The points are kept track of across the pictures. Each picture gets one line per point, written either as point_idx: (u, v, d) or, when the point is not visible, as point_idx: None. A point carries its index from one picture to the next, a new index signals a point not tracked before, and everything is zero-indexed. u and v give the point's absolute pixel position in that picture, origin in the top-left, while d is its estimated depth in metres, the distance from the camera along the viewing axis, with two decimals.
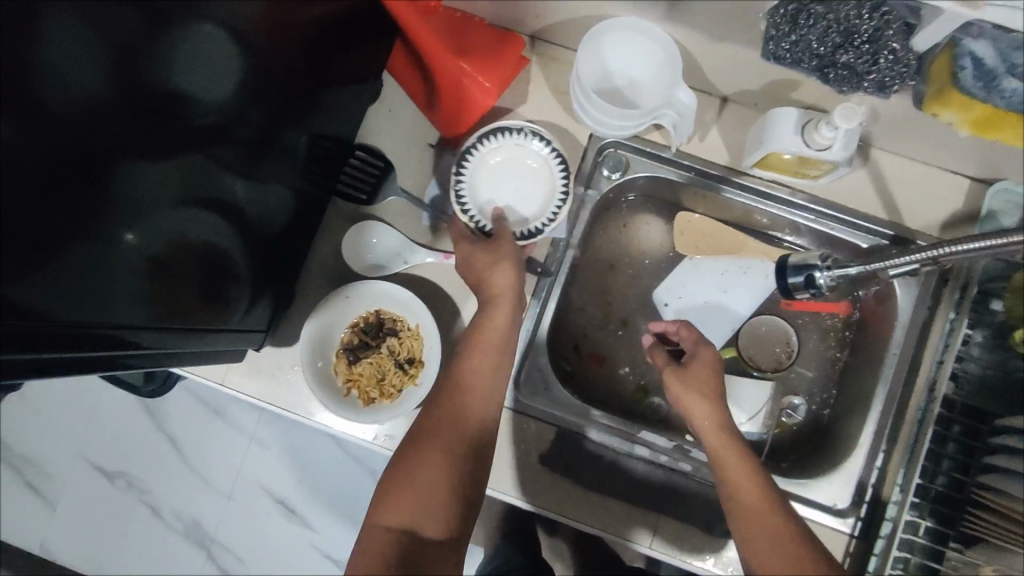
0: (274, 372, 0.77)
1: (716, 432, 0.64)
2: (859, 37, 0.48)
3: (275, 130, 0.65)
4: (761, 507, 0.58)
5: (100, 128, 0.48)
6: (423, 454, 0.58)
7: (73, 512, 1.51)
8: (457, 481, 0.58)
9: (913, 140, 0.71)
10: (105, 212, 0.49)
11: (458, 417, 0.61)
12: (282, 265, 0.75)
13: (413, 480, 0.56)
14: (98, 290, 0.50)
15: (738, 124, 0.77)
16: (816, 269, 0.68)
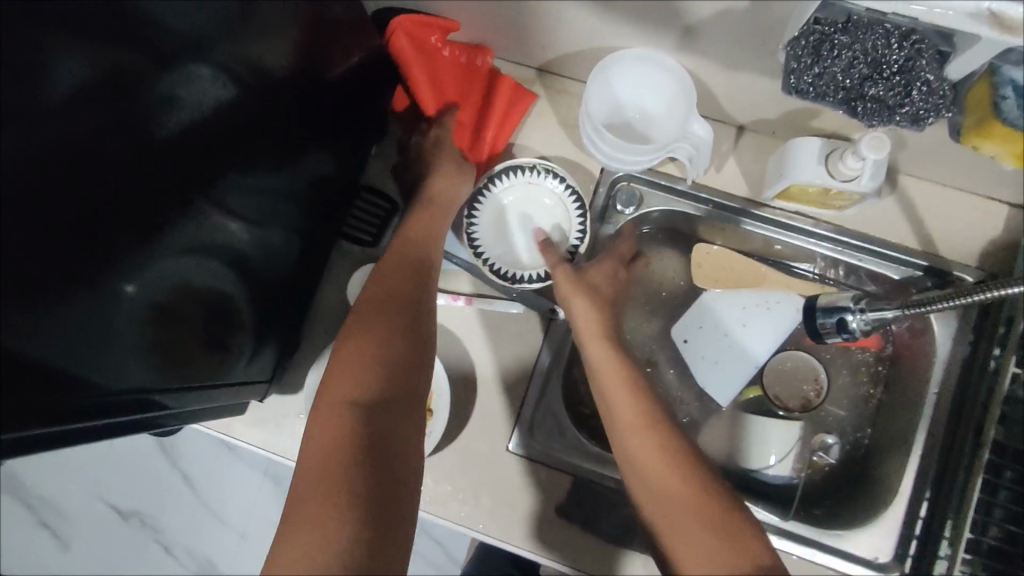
0: (280, 420, 0.74)
1: (607, 353, 0.65)
2: (889, 68, 0.44)
3: (275, 174, 0.64)
4: (651, 421, 0.61)
5: (109, 170, 0.45)
6: (354, 344, 0.58)
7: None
8: (400, 344, 0.59)
9: (945, 166, 0.67)
10: (107, 265, 0.47)
11: (378, 298, 0.62)
12: (286, 310, 0.73)
13: (348, 359, 0.56)
14: (98, 350, 0.48)
15: (756, 153, 0.73)
16: (850, 311, 0.63)
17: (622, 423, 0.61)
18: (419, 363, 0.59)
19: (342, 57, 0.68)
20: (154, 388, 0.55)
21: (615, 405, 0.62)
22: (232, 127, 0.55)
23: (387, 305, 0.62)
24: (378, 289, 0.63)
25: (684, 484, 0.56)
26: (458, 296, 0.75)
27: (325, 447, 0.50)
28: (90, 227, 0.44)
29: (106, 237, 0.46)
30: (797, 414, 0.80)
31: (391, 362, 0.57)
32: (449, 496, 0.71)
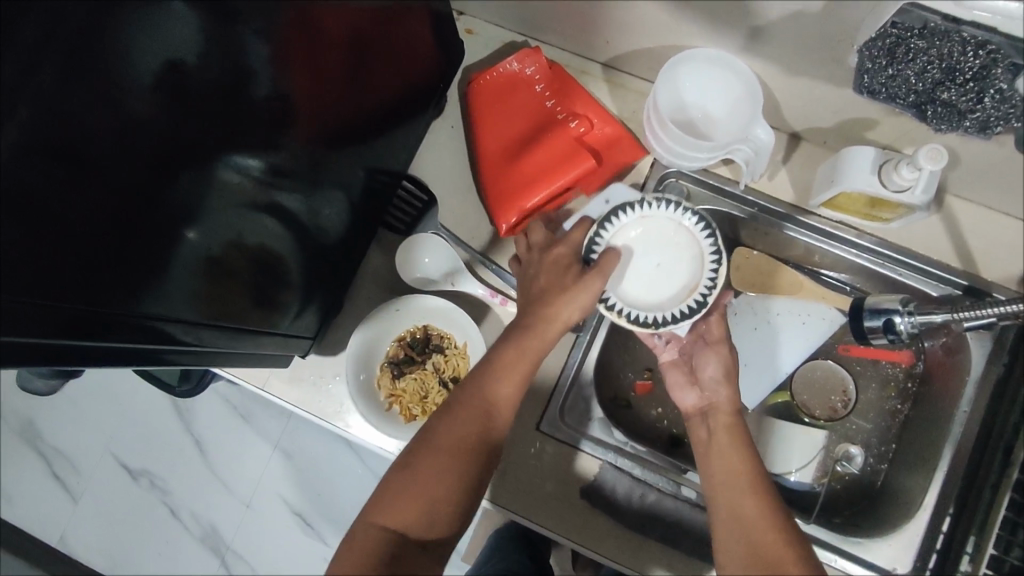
0: (315, 381, 0.76)
1: (728, 410, 0.63)
2: (963, 74, 0.46)
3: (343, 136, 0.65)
4: (745, 480, 0.58)
5: (180, 118, 0.47)
6: (419, 468, 0.56)
7: (95, 508, 1.52)
8: (445, 502, 0.55)
9: (994, 188, 0.68)
10: (167, 205, 0.49)
11: (478, 422, 0.58)
12: (334, 274, 0.74)
13: (412, 495, 0.54)
14: (151, 282, 0.49)
15: (807, 162, 0.74)
16: (896, 313, 0.64)
17: (718, 485, 0.59)
18: (467, 510, 0.57)
19: (411, 36, 0.69)
20: (200, 329, 0.56)
21: (717, 464, 0.60)
22: (301, 94, 0.57)
23: (458, 434, 0.57)
24: (446, 413, 0.59)
25: (784, 554, 0.53)
26: (496, 293, 0.76)
27: (355, 554, 0.52)
28: (151, 176, 0.47)
29: (162, 188, 0.48)
30: (823, 422, 0.80)
31: (432, 506, 0.54)
32: None
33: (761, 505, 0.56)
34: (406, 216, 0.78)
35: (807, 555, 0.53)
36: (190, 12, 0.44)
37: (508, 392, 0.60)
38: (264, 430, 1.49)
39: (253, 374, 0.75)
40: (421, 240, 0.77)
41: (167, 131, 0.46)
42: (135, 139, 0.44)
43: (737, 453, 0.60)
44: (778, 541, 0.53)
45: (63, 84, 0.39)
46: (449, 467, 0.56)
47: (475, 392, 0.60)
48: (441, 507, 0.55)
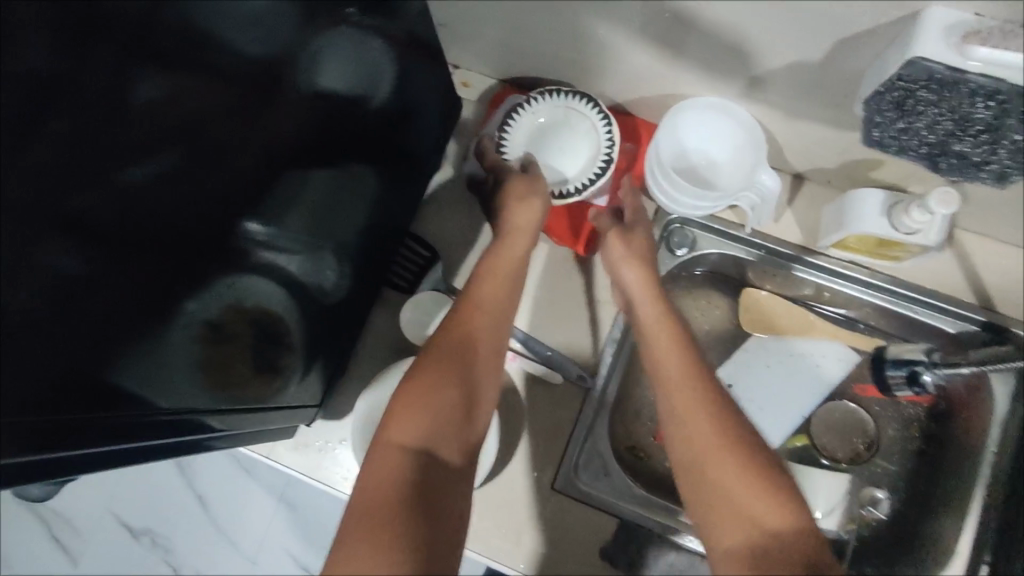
0: (322, 447, 0.73)
1: (654, 307, 0.63)
2: (975, 125, 0.45)
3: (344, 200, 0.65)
4: (683, 364, 0.57)
5: (181, 192, 0.44)
6: (416, 381, 0.53)
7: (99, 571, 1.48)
8: (453, 408, 0.52)
9: (1006, 223, 0.67)
10: (174, 284, 0.46)
11: (465, 348, 0.57)
12: (337, 338, 0.72)
13: (422, 402, 0.51)
14: (155, 366, 0.47)
15: (812, 202, 0.74)
16: (920, 364, 0.66)
17: (679, 400, 0.54)
18: (473, 418, 0.54)
19: (408, 97, 0.69)
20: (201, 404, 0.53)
21: (674, 377, 0.56)
22: (300, 155, 0.56)
23: (450, 364, 0.54)
24: (435, 342, 0.57)
25: (731, 460, 0.49)
26: (503, 351, 0.72)
27: (377, 484, 0.45)
28: (147, 237, 0.43)
29: (169, 265, 0.45)
30: (845, 465, 0.78)
31: (437, 427, 0.50)
32: (492, 531, 0.70)
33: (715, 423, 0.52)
34: (410, 273, 0.76)
35: (776, 468, 0.49)
36: (183, 84, 0.41)
37: (484, 311, 0.60)
38: (268, 484, 1.45)
39: (258, 443, 0.73)
40: (423, 298, 0.74)
41: (168, 185, 0.43)
42: (132, 197, 0.40)
43: (695, 372, 0.56)
44: (728, 447, 0.50)
45: (60, 171, 0.36)
46: (447, 381, 0.53)
47: (473, 330, 0.58)
48: (448, 425, 0.51)
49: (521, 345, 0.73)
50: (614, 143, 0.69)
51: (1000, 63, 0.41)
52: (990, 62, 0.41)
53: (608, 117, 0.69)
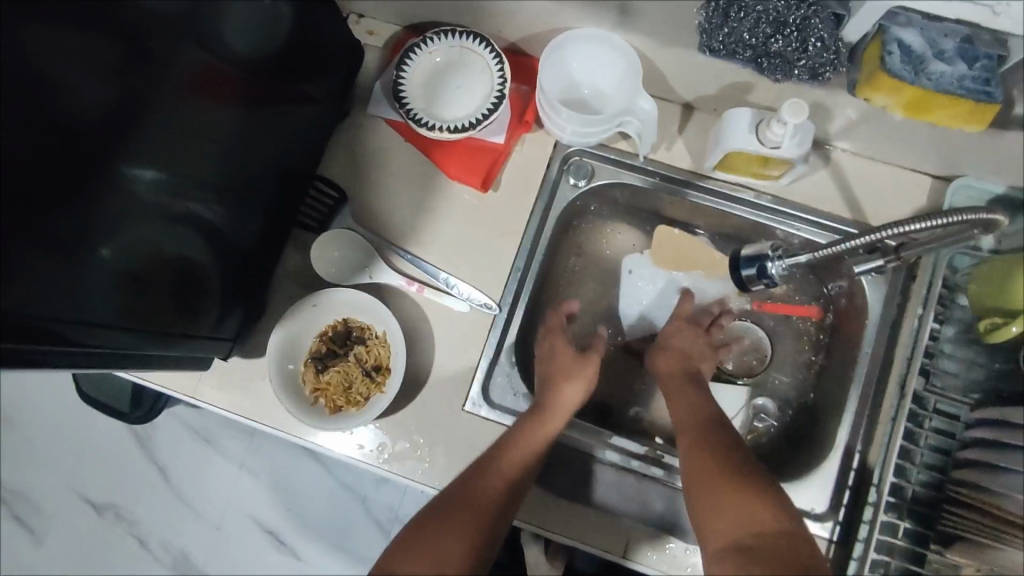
0: (245, 384, 0.76)
1: (674, 358, 0.75)
2: (788, 26, 0.49)
3: (247, 140, 0.67)
4: (691, 411, 0.68)
5: (82, 137, 0.50)
6: (439, 535, 0.58)
7: (64, 548, 1.49)
8: (464, 520, 0.59)
9: (871, 138, 0.72)
10: (79, 221, 0.51)
11: (492, 466, 0.64)
12: (251, 277, 0.75)
13: (436, 548, 0.56)
14: (69, 295, 0.51)
15: (700, 129, 0.78)
16: (768, 259, 0.68)
17: (682, 424, 0.68)
18: (488, 540, 0.60)
19: (324, 41, 0.72)
20: (122, 338, 0.57)
21: (684, 416, 0.68)
22: (207, 114, 0.61)
23: (455, 522, 0.59)
24: (470, 484, 0.63)
25: (722, 493, 0.58)
26: (413, 282, 0.75)
27: None
28: (53, 188, 0.48)
29: (74, 204, 0.50)
30: (744, 379, 0.83)
31: (458, 560, 0.56)
32: (407, 454, 0.72)
33: (721, 458, 0.61)
34: (319, 214, 0.78)
35: (747, 471, 0.59)
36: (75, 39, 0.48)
37: (514, 468, 0.65)
38: (227, 451, 1.48)
39: (181, 382, 0.75)
40: (335, 234, 0.77)
41: (63, 136, 0.48)
42: (21, 145, 0.46)
43: (693, 406, 0.69)
44: (724, 468, 0.60)
45: None
46: (463, 543, 0.58)
47: (508, 452, 0.65)
48: (473, 542, 0.58)
49: (430, 276, 0.76)
50: (506, 81, 0.72)
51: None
52: None
53: (498, 53, 0.72)
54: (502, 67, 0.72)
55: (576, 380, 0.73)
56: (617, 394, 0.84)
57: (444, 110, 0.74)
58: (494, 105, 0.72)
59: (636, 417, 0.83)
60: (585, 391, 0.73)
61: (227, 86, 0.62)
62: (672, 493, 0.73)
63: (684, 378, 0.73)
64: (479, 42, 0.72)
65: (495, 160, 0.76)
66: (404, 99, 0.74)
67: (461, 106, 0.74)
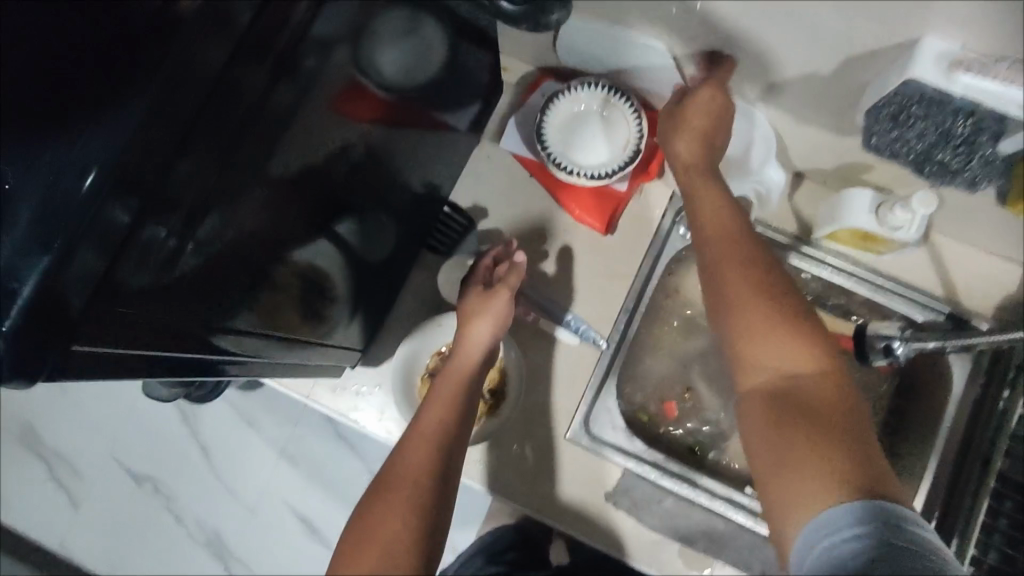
0: (358, 391, 0.80)
1: (737, 285, 0.61)
2: (954, 139, 0.56)
3: (389, 158, 0.70)
4: (792, 345, 0.57)
5: (274, 161, 0.50)
6: (380, 514, 0.56)
7: (97, 515, 1.53)
8: (416, 515, 0.56)
9: (974, 228, 0.77)
10: (252, 236, 0.52)
11: (446, 426, 0.65)
12: (379, 292, 0.79)
13: (377, 532, 0.55)
14: (226, 301, 0.53)
15: (810, 199, 0.83)
16: (896, 339, 0.70)
17: (767, 377, 0.57)
18: (442, 516, 0.58)
19: (469, 80, 0.76)
20: (254, 339, 0.59)
21: (776, 356, 0.57)
22: (358, 132, 0.60)
23: (399, 498, 0.57)
24: (389, 463, 0.62)
25: (830, 457, 0.50)
26: (529, 312, 0.81)
27: None
28: (240, 207, 0.49)
29: (251, 223, 0.51)
30: None
31: (402, 536, 0.54)
32: None
33: (822, 449, 0.51)
34: (447, 239, 0.83)
35: (846, 438, 0.52)
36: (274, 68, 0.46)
37: (450, 412, 0.66)
38: (269, 437, 1.52)
39: (299, 383, 0.79)
40: (459, 263, 0.80)
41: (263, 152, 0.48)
42: (227, 164, 0.45)
43: (779, 341, 0.57)
44: (837, 420, 0.53)
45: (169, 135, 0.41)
46: (402, 514, 0.56)
47: (417, 424, 0.65)
48: (410, 522, 0.56)
49: (547, 310, 0.81)
50: (643, 137, 0.76)
51: (980, 89, 0.49)
52: (969, 87, 0.49)
53: (639, 112, 0.76)
54: (641, 124, 0.76)
55: (489, 313, 0.73)
56: (696, 436, 0.89)
57: (579, 157, 0.79)
58: (629, 159, 0.76)
59: (712, 459, 0.88)
60: (495, 327, 0.73)
61: (383, 102, 0.63)
62: (752, 537, 0.77)
63: (772, 294, 0.59)
64: (624, 98, 0.76)
65: (618, 209, 0.80)
66: (544, 143, 0.79)
67: (596, 154, 0.79)
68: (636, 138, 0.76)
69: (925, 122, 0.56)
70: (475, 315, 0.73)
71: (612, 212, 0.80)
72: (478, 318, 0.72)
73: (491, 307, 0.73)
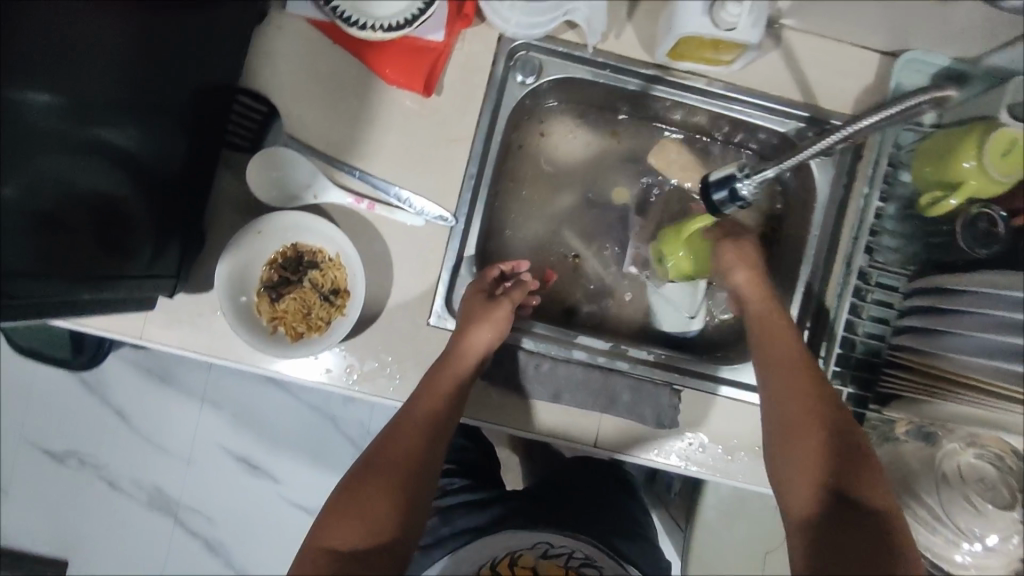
0: (196, 317, 0.72)
1: (769, 350, 0.66)
2: None
3: (143, 47, 0.59)
4: (806, 385, 0.62)
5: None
6: (363, 498, 0.60)
7: (8, 513, 1.29)
8: (389, 499, 0.60)
9: (822, 13, 0.70)
10: None
11: (406, 428, 0.64)
12: (186, 210, 0.68)
13: (354, 504, 0.59)
14: None
15: (650, 14, 0.73)
16: (737, 180, 0.56)
17: (775, 400, 0.63)
18: (413, 510, 0.61)
19: None
20: (29, 278, 0.52)
21: (782, 377, 0.63)
22: (85, 27, 0.56)
23: (392, 481, 0.61)
24: (390, 435, 0.63)
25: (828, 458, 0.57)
26: (361, 199, 0.71)
27: None
28: None
29: None
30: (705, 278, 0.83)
31: (378, 520, 0.58)
32: (376, 373, 0.72)
33: (839, 486, 0.56)
34: (248, 133, 0.71)
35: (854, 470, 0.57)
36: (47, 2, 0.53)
37: (431, 405, 0.65)
38: (187, 386, 1.29)
39: (125, 323, 0.71)
40: (270, 154, 0.70)
41: None
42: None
43: (795, 373, 0.63)
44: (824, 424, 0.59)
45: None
46: (387, 500, 0.60)
47: (412, 412, 0.65)
48: (384, 518, 0.59)
49: (381, 192, 0.72)
50: None
51: None
52: None
53: None
54: None
55: (480, 322, 0.70)
56: (578, 293, 0.85)
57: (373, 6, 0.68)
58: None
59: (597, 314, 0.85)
60: (489, 344, 0.70)
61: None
62: (637, 383, 0.74)
63: (774, 329, 0.67)
64: None
65: (437, 63, 0.71)
66: None
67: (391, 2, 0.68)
68: None
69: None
70: (478, 318, 0.70)
71: (428, 69, 0.71)
72: (487, 320, 0.70)
73: (501, 318, 0.71)
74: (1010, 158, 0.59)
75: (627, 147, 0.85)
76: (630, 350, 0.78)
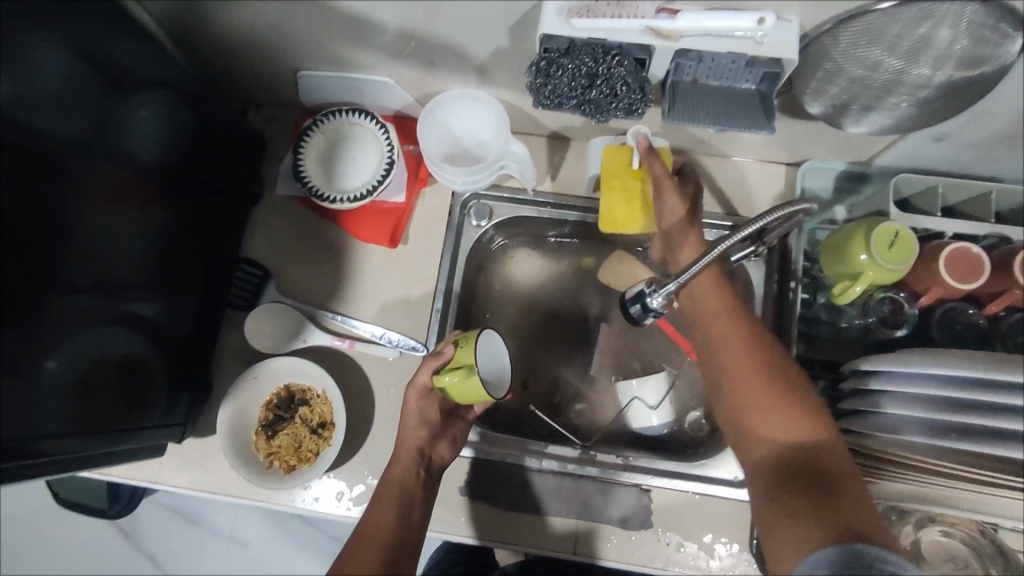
0: (206, 460, 0.81)
1: (715, 311, 0.67)
2: (600, 76, 0.60)
3: (170, 231, 0.72)
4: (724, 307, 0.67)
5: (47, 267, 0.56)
6: (376, 517, 0.63)
7: None
8: (406, 510, 0.65)
9: (722, 141, 0.81)
10: (33, 346, 0.55)
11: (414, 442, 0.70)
12: (192, 364, 0.79)
13: (375, 523, 0.63)
14: (25, 411, 0.56)
15: (579, 157, 0.86)
16: (646, 294, 0.65)
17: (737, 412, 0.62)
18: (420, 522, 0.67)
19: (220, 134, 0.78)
20: (67, 441, 0.61)
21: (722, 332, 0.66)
22: (132, 221, 0.65)
23: (403, 497, 0.66)
24: (394, 460, 0.69)
25: (782, 410, 0.59)
26: (343, 338, 0.82)
27: None
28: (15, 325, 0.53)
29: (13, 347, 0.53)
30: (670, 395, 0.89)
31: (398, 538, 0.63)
32: (364, 496, 0.78)
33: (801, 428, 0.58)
34: (244, 294, 0.84)
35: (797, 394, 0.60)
36: (107, 204, 0.62)
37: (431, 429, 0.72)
38: (215, 526, 1.33)
39: (143, 471, 0.80)
40: (261, 313, 0.82)
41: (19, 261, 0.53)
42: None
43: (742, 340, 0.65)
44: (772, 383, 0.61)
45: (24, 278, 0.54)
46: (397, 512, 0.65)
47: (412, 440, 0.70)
48: (401, 537, 0.63)
49: (361, 332, 0.82)
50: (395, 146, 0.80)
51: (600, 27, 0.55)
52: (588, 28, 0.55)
53: (385, 126, 0.81)
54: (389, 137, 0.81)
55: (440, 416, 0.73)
56: (554, 401, 0.91)
57: (344, 182, 0.82)
58: (387, 170, 0.81)
59: (573, 419, 0.90)
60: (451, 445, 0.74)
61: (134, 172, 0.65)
62: (607, 486, 0.78)
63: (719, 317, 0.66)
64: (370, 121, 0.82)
65: (402, 219, 0.84)
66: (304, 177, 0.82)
67: (358, 176, 0.82)
68: (390, 152, 0.81)
69: (585, 41, 0.58)
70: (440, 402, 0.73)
71: (393, 223, 0.84)
72: (445, 436, 0.74)
73: (455, 432, 0.75)
74: (897, 248, 0.66)
75: (583, 265, 0.95)
76: (599, 456, 0.81)
